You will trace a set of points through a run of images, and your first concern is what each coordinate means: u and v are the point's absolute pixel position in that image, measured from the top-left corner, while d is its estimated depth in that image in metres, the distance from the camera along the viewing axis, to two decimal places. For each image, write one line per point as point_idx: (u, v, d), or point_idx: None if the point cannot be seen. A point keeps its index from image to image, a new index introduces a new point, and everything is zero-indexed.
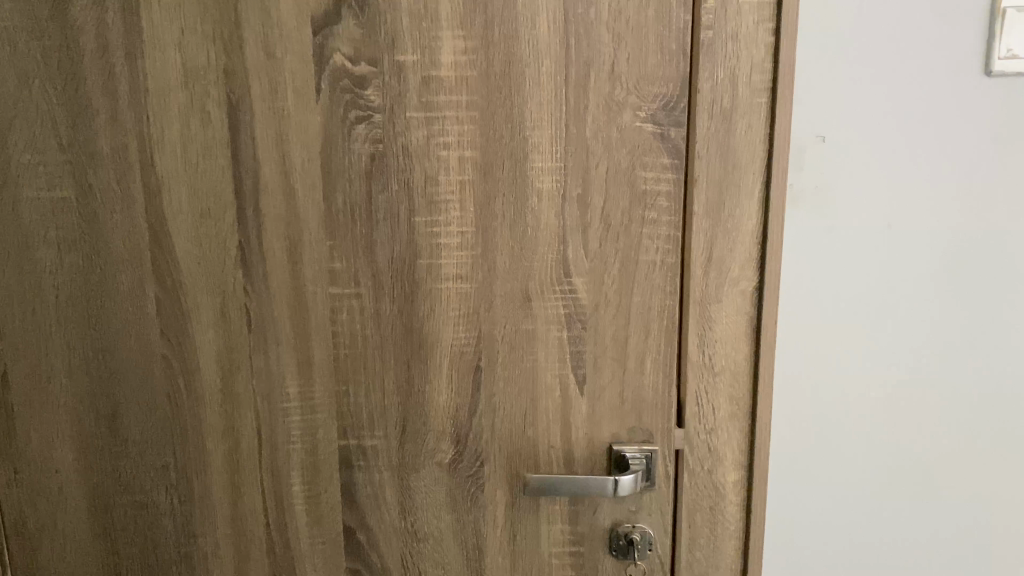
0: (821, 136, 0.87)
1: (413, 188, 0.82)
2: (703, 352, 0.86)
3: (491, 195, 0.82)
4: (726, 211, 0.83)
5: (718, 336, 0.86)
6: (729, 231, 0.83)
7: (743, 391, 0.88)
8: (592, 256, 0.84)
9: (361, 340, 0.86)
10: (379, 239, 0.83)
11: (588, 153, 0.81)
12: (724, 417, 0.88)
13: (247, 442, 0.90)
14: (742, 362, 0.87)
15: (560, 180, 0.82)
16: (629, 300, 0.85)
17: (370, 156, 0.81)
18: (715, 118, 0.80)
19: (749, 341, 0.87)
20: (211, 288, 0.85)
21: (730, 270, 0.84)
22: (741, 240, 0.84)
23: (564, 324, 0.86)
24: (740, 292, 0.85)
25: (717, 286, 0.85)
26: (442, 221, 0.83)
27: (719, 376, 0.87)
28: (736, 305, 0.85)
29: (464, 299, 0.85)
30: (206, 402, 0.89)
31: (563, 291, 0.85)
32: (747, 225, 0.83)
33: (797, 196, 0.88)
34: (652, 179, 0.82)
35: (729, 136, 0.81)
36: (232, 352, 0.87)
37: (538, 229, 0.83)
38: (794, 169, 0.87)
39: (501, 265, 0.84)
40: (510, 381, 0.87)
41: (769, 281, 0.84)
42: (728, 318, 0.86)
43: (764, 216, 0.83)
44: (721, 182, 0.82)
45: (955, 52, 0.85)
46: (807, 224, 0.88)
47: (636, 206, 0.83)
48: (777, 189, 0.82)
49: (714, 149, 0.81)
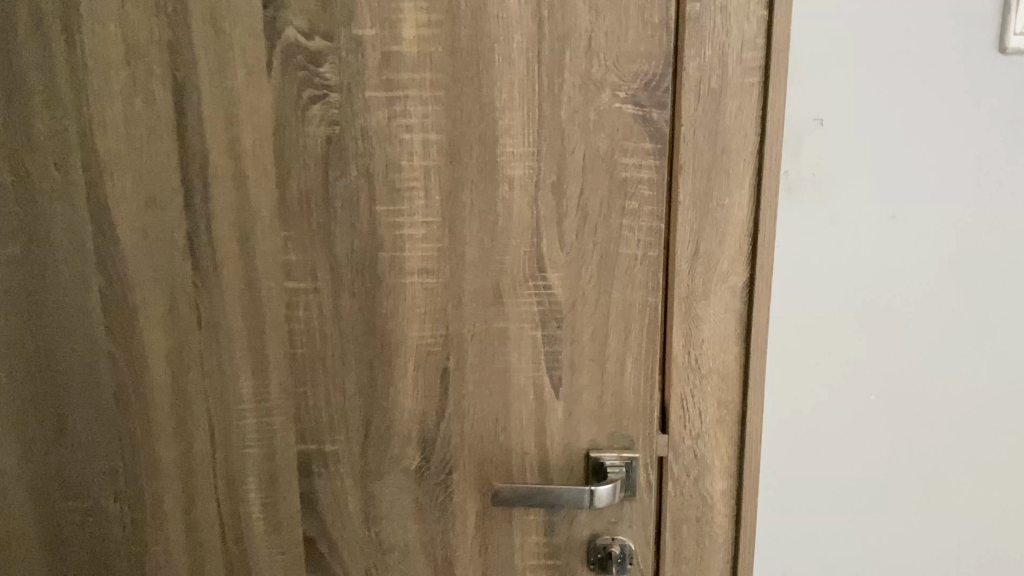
0: (819, 121, 0.80)
1: (373, 174, 0.76)
2: (690, 353, 0.80)
3: (459, 182, 0.76)
4: (715, 201, 0.76)
5: (706, 336, 0.80)
6: (718, 222, 0.77)
7: (732, 395, 0.82)
8: (568, 249, 0.77)
9: (320, 338, 0.80)
10: (338, 229, 0.77)
11: (563, 136, 0.74)
12: (712, 423, 0.82)
13: (200, 446, 0.84)
14: (731, 363, 0.81)
15: (533, 166, 0.75)
16: (608, 297, 0.78)
17: (326, 139, 0.75)
18: (702, 99, 0.74)
19: (739, 341, 0.80)
20: (159, 283, 0.79)
21: (719, 263, 0.78)
22: (730, 232, 0.77)
23: (538, 323, 0.79)
24: (729, 287, 0.79)
25: (704, 282, 0.78)
26: (405, 210, 0.77)
27: (706, 378, 0.81)
28: (725, 302, 0.79)
29: (430, 295, 0.79)
30: (156, 404, 0.83)
31: (537, 287, 0.78)
32: (738, 216, 0.77)
33: (792, 186, 0.81)
34: (634, 165, 0.75)
35: (718, 118, 0.74)
36: (182, 351, 0.81)
37: (510, 220, 0.77)
38: (789, 157, 0.80)
39: (470, 259, 0.78)
40: (480, 383, 0.81)
41: (762, 275, 0.78)
42: (717, 316, 0.79)
43: (756, 205, 0.76)
44: (709, 169, 0.76)
45: (964, 30, 0.78)
46: (802, 216, 0.82)
47: (616, 195, 0.76)
48: (770, 177, 0.75)
49: (701, 133, 0.74)
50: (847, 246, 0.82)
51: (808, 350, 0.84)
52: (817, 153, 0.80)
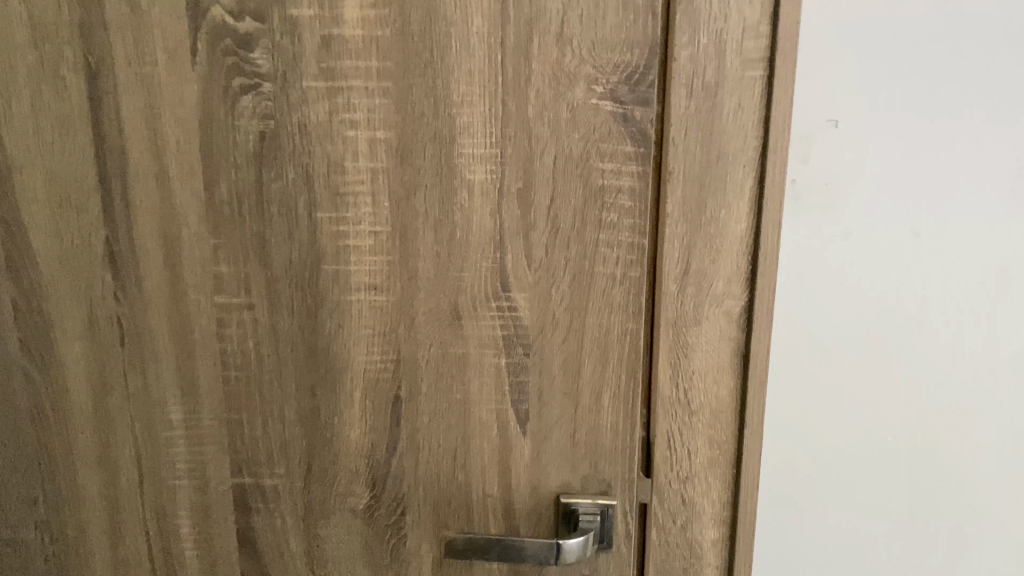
0: (833, 122, 0.75)
1: (313, 176, 0.66)
2: (677, 387, 0.70)
3: (411, 188, 0.66)
4: (707, 214, 0.66)
5: (696, 368, 0.69)
6: (712, 239, 0.66)
7: (726, 436, 0.71)
8: (536, 267, 0.67)
9: (256, 360, 0.71)
10: (275, 238, 0.68)
11: (531, 136, 0.64)
12: (703, 467, 0.72)
13: (126, 475, 0.75)
14: (726, 400, 0.70)
15: (495, 171, 0.65)
16: (582, 323, 0.68)
17: (259, 136, 0.65)
18: (694, 95, 0.63)
19: (735, 375, 0.69)
20: (77, 295, 0.70)
21: (712, 286, 0.67)
22: (727, 250, 0.66)
23: (502, 349, 0.69)
24: (724, 313, 0.68)
25: (694, 306, 0.68)
26: (350, 218, 0.67)
27: (696, 416, 0.71)
28: (719, 330, 0.68)
29: (379, 315, 0.69)
30: (77, 429, 0.74)
31: (501, 308, 0.68)
32: (735, 232, 0.66)
33: (799, 192, 0.77)
34: (613, 171, 0.65)
35: (712, 119, 0.63)
36: (103, 370, 0.72)
37: (469, 232, 0.66)
38: (800, 159, 0.76)
39: (424, 275, 0.68)
40: (437, 415, 0.71)
41: (762, 301, 0.67)
42: (710, 346, 0.69)
43: (756, 220, 0.65)
44: (701, 177, 0.65)
45: (996, 30, 0.73)
46: (810, 224, 0.78)
47: (592, 206, 0.66)
48: (772, 188, 0.64)
49: (693, 135, 0.64)
50: (858, 257, 0.78)
51: (812, 361, 0.81)
52: (831, 158, 0.76)
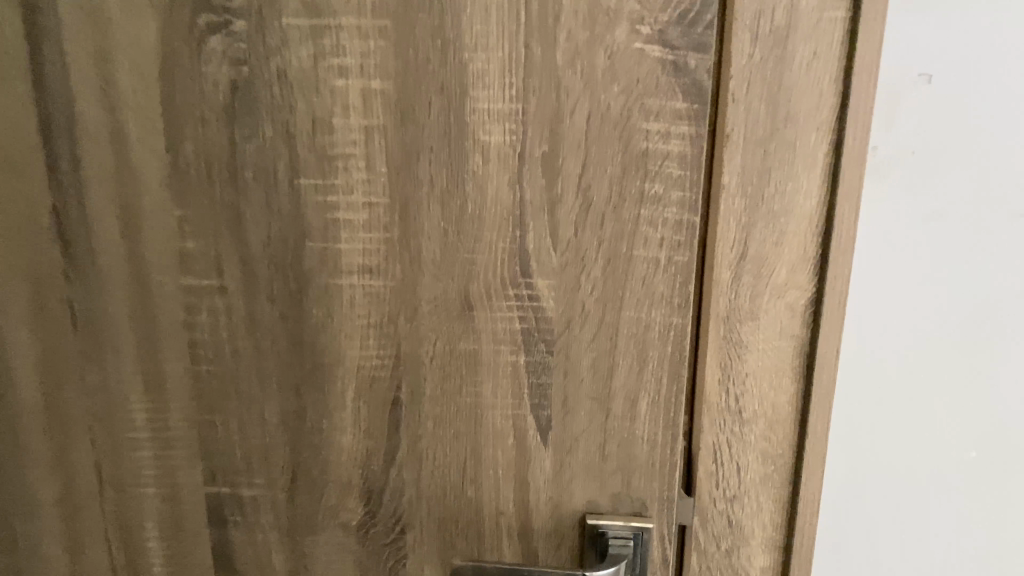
0: (927, 78, 0.59)
1: (295, 135, 0.55)
2: (728, 393, 0.59)
3: (413, 151, 0.54)
4: (771, 187, 0.55)
5: (751, 370, 0.59)
6: (775, 218, 0.55)
7: (781, 450, 0.60)
8: (562, 248, 0.56)
9: (230, 353, 0.61)
10: (250, 210, 0.57)
11: (560, 89, 0.52)
12: (753, 485, 0.61)
13: (84, 481, 0.65)
14: (784, 408, 0.59)
15: (515, 131, 0.53)
16: (617, 316, 0.57)
17: (231, 85, 0.54)
18: (760, 44, 0.52)
19: (796, 378, 0.59)
20: (24, 270, 0.60)
21: (774, 273, 0.56)
22: (793, 231, 0.56)
23: (521, 346, 0.58)
24: (786, 305, 0.57)
25: (752, 297, 0.57)
26: (340, 186, 0.56)
27: (748, 427, 0.60)
28: (779, 326, 0.58)
29: (375, 303, 0.58)
30: (28, 426, 0.64)
31: (519, 297, 0.57)
32: (803, 209, 0.55)
33: (880, 167, 0.61)
34: (659, 133, 0.53)
35: (781, 73, 0.52)
36: (54, 359, 0.62)
37: (483, 205, 0.55)
38: (883, 123, 0.61)
39: (429, 256, 0.57)
40: (443, 421, 0.60)
41: (832, 292, 0.57)
42: (767, 344, 0.58)
43: (829, 196, 0.55)
44: (765, 144, 0.54)
45: None
46: (893, 205, 0.62)
47: (633, 176, 0.54)
48: (850, 157, 0.54)
49: (757, 93, 0.53)
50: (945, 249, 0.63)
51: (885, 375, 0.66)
52: (922, 123, 0.60)
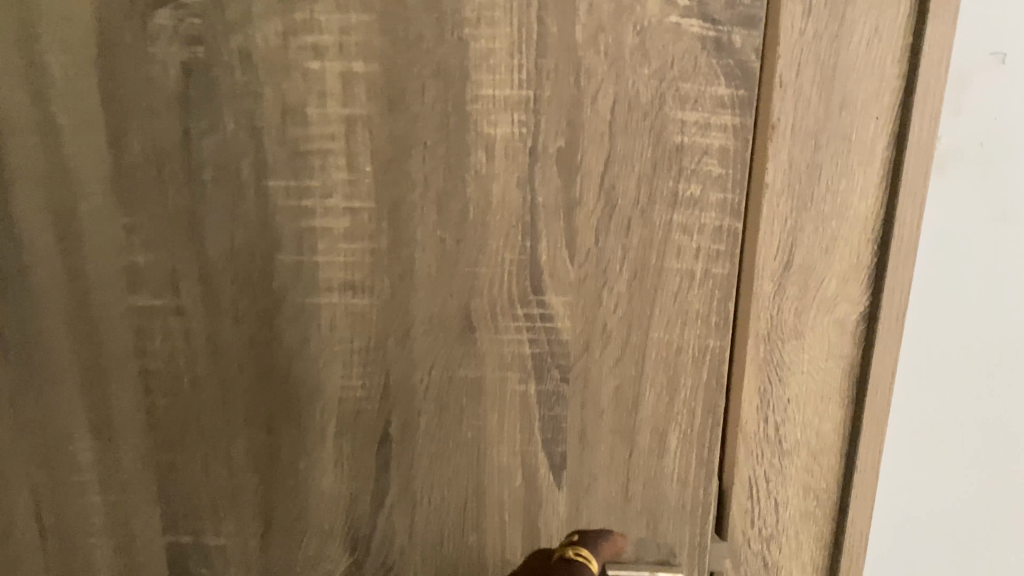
0: (999, 57, 0.55)
1: (263, 128, 0.46)
2: (766, 422, 0.51)
3: (403, 145, 0.46)
4: (822, 185, 0.46)
5: (793, 396, 0.50)
6: (826, 221, 0.47)
7: (825, 484, 0.52)
8: (580, 259, 0.47)
9: (190, 383, 0.52)
10: (210, 217, 0.48)
11: (580, 72, 0.44)
12: (793, 522, 0.53)
13: (21, 532, 0.56)
14: (829, 437, 0.51)
15: (526, 123, 0.45)
16: (644, 338, 0.49)
17: (184, 69, 0.45)
18: (813, 12, 0.43)
19: (844, 404, 0.51)
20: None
21: (823, 284, 0.48)
22: (846, 234, 0.47)
23: (531, 373, 0.50)
24: (836, 322, 0.49)
25: (796, 313, 0.48)
26: (316, 187, 0.47)
27: (788, 459, 0.52)
28: (827, 344, 0.49)
29: (360, 325, 0.49)
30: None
31: (530, 316, 0.49)
32: (860, 211, 0.47)
33: (947, 158, 0.57)
34: (697, 124, 0.44)
35: (837, 47, 0.43)
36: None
37: (487, 209, 0.47)
38: (952, 109, 0.56)
39: (422, 269, 0.48)
40: (441, 459, 0.52)
41: (890, 303, 0.48)
42: (813, 367, 0.50)
43: (890, 191, 0.46)
44: (817, 133, 0.45)
45: None
46: (960, 200, 0.57)
47: (665, 175, 0.45)
48: (917, 148, 0.45)
49: (807, 71, 0.44)
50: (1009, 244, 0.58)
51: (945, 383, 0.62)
52: (993, 108, 0.56)
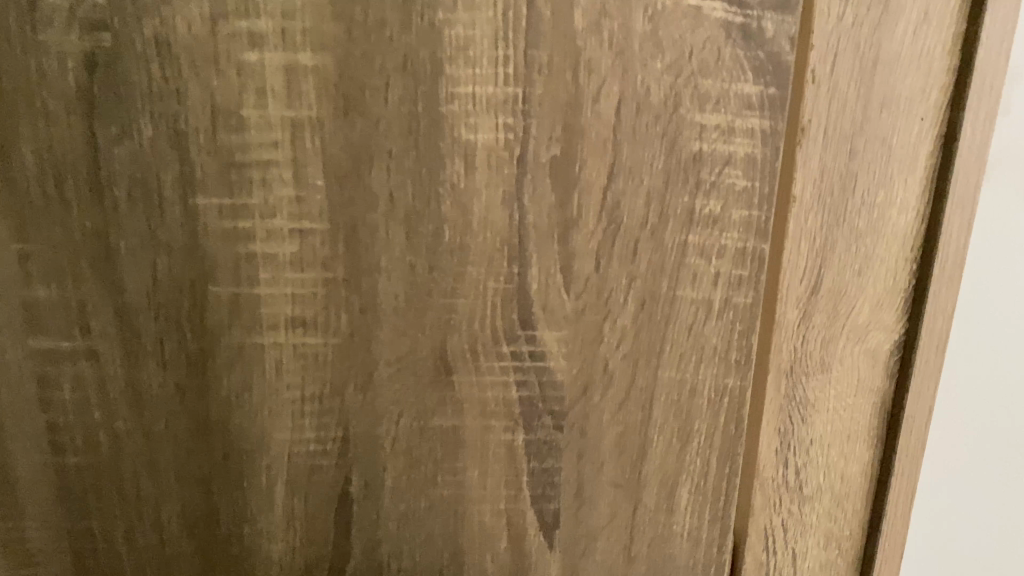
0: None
1: (189, 134, 0.37)
2: (786, 466, 0.44)
3: (363, 155, 0.37)
4: (856, 198, 0.40)
5: (818, 435, 0.44)
6: (859, 239, 0.40)
7: (848, 529, 0.47)
8: (578, 289, 0.40)
9: (109, 439, 0.43)
10: (127, 243, 0.39)
11: (580, 65, 0.36)
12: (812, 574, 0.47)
13: None
14: (855, 479, 0.46)
15: (513, 126, 0.37)
16: (652, 378, 0.41)
17: (87, 61, 0.36)
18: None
19: (873, 442, 0.46)
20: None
21: (855, 310, 0.42)
22: (882, 253, 0.41)
23: (520, 421, 0.42)
24: (867, 353, 0.43)
25: (823, 344, 0.42)
26: (256, 206, 0.38)
27: (808, 506, 0.45)
28: (857, 376, 0.44)
29: (313, 369, 0.41)
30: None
31: (518, 356, 0.41)
32: (897, 228, 0.41)
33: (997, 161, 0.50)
34: (719, 128, 0.37)
35: (878, 37, 0.37)
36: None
37: (466, 231, 0.39)
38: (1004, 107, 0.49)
39: (387, 302, 0.40)
40: (412, 521, 0.44)
41: (929, 331, 0.44)
42: (841, 404, 0.44)
43: (932, 207, 0.41)
44: (853, 138, 0.38)
45: None
46: (1009, 206, 0.51)
47: (679, 189, 0.38)
48: (963, 153, 0.40)
49: (845, 64, 0.37)
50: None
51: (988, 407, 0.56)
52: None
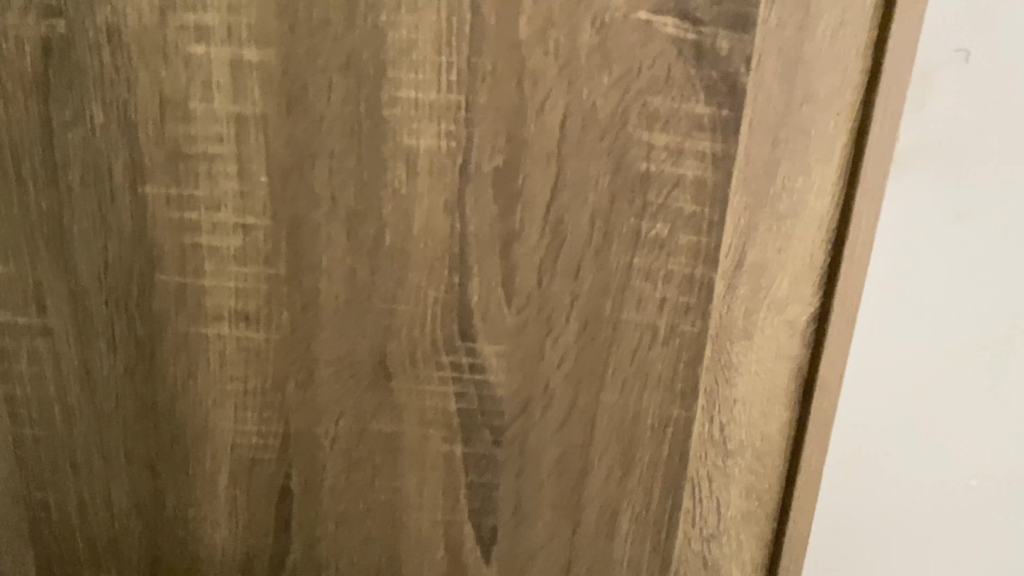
0: (964, 54, 0.48)
1: (137, 123, 0.37)
2: (710, 424, 0.40)
3: (305, 153, 0.37)
4: (778, 181, 0.37)
5: (740, 398, 0.40)
6: (782, 217, 0.37)
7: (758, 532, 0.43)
8: (519, 303, 0.38)
9: (60, 414, 0.44)
10: (79, 225, 0.40)
11: (524, 77, 0.35)
12: (734, 521, 0.43)
13: None
14: (774, 439, 0.42)
15: (454, 134, 0.36)
16: (594, 401, 0.40)
17: (42, 45, 0.37)
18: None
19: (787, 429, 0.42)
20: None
21: (774, 284, 0.38)
22: (801, 232, 0.38)
23: (456, 433, 0.41)
24: (786, 328, 0.40)
25: (746, 313, 0.39)
26: (200, 198, 0.38)
27: (732, 460, 0.42)
28: (775, 347, 0.40)
29: (255, 364, 0.41)
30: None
31: (456, 366, 0.40)
32: (818, 207, 0.37)
33: (906, 155, 0.50)
34: (668, 149, 0.35)
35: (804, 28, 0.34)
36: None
37: (407, 235, 0.38)
38: (916, 106, 0.49)
39: (327, 302, 0.40)
40: (350, 523, 0.44)
41: (843, 303, 0.39)
42: (760, 375, 0.40)
43: (848, 184, 0.37)
44: (778, 125, 0.36)
45: None
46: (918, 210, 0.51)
47: (625, 209, 0.36)
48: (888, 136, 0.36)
49: (771, 48, 0.34)
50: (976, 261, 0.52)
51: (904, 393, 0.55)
52: (959, 111, 0.49)
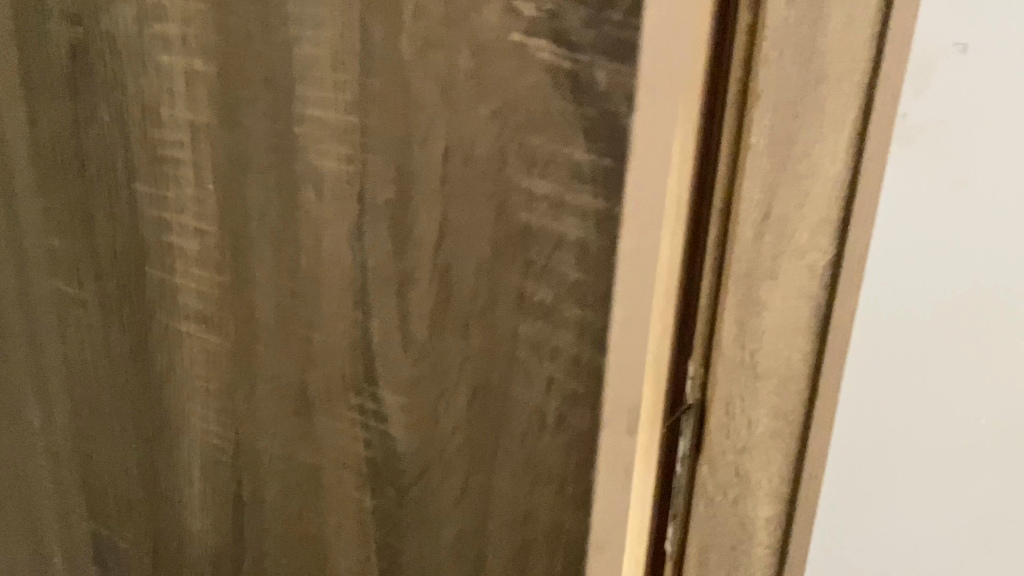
0: (962, 48, 0.48)
1: (128, 124, 0.40)
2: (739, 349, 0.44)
3: (239, 164, 0.37)
4: (796, 146, 0.42)
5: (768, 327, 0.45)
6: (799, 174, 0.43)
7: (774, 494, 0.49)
8: (414, 351, 0.34)
9: (93, 378, 0.49)
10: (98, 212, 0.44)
11: (409, 103, 0.31)
12: (759, 442, 0.48)
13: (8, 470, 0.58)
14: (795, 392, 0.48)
15: (352, 159, 0.33)
16: (487, 482, 0.34)
17: (69, 48, 0.41)
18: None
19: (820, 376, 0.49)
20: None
21: (797, 233, 0.44)
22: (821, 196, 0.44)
23: (368, 481, 0.38)
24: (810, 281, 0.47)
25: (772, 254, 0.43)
26: (171, 200, 0.40)
27: (759, 382, 0.46)
28: (798, 286, 0.45)
29: (214, 367, 0.42)
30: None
31: (365, 408, 0.37)
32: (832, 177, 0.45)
33: (904, 143, 0.50)
34: (549, 201, 0.29)
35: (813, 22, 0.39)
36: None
37: (319, 261, 0.36)
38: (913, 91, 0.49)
39: (262, 318, 0.39)
40: (288, 547, 0.43)
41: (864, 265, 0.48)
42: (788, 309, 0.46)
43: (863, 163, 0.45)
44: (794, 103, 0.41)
45: None
46: (911, 197, 0.51)
47: (508, 266, 0.31)
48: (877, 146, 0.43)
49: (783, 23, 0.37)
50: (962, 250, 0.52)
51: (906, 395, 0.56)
52: (954, 105, 0.49)
